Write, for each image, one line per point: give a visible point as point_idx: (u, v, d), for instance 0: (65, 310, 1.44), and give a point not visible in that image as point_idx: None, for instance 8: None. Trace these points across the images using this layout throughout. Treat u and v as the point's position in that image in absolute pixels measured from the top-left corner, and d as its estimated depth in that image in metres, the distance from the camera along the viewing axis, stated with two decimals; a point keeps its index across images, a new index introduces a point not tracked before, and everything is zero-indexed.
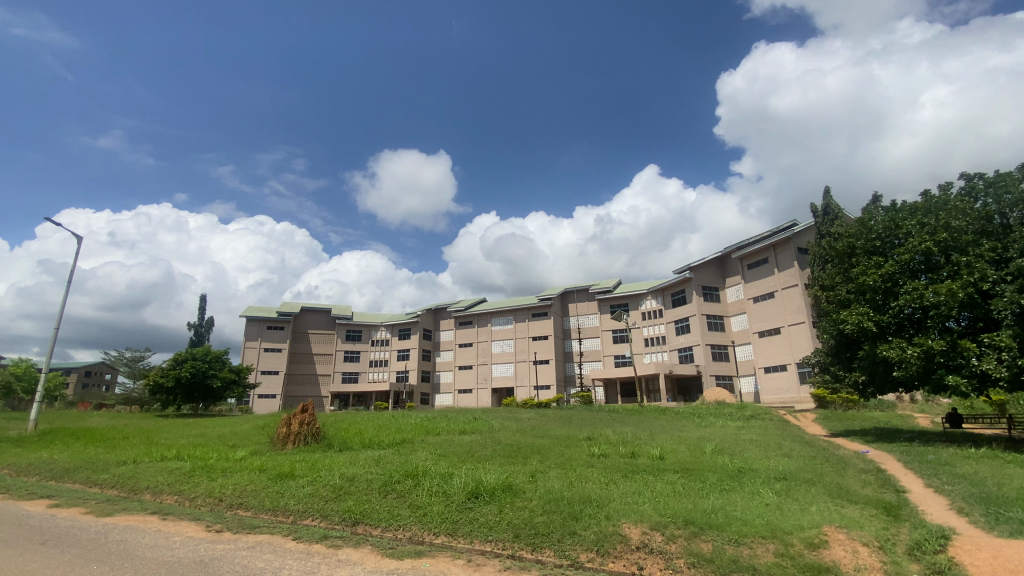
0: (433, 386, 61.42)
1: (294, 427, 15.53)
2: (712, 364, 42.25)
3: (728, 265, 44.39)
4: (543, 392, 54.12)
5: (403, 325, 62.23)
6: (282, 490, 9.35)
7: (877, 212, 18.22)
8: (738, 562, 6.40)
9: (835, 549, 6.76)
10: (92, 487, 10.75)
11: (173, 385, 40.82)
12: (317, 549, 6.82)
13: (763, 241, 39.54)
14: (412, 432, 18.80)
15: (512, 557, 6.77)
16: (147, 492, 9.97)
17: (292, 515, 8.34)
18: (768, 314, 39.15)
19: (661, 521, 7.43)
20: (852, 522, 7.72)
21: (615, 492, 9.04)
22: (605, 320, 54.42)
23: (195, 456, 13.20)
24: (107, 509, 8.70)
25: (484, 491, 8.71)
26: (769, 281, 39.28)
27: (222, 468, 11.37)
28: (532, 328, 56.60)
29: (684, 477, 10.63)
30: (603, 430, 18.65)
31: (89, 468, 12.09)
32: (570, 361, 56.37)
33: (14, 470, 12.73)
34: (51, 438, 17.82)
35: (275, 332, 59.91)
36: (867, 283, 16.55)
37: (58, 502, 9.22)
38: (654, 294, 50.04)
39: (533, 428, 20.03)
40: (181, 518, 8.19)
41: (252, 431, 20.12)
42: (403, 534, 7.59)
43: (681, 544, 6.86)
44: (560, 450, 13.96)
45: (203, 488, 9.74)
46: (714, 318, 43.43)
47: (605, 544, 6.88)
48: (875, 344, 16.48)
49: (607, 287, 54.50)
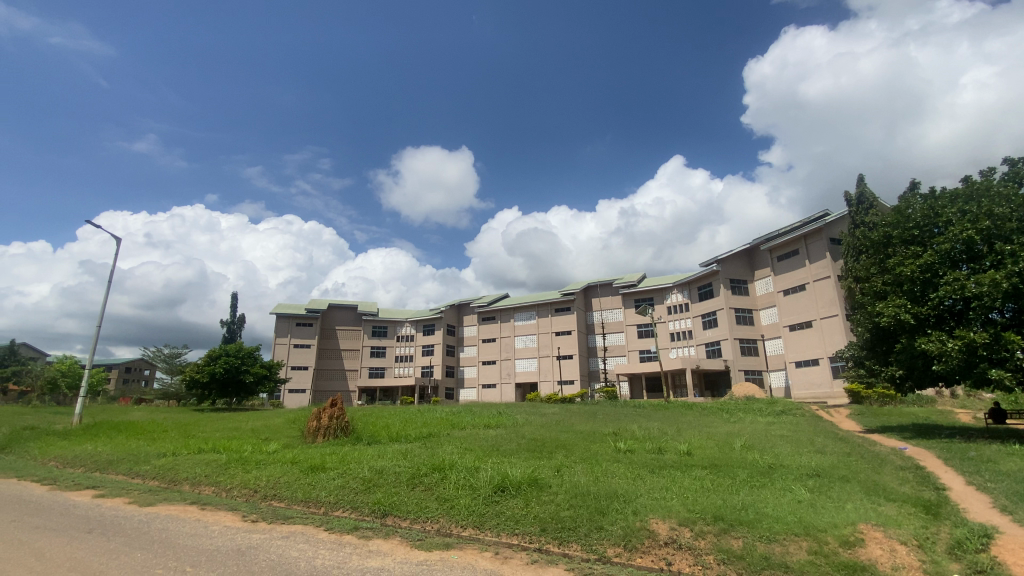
0: (457, 381, 62.01)
1: (324, 421, 15.90)
2: (740, 359, 41.46)
3: (756, 257, 43.39)
4: (567, 387, 54.00)
5: (427, 321, 62.94)
6: (314, 482, 9.57)
7: (914, 200, 17.47)
8: (770, 559, 6.28)
9: (872, 548, 6.58)
10: (134, 478, 11.21)
11: (207, 381, 42.22)
12: (348, 539, 6.97)
13: (793, 232, 38.51)
14: (438, 426, 18.91)
15: (539, 550, 6.80)
16: (185, 483, 10.36)
17: (324, 506, 8.55)
18: (800, 306, 38.10)
19: (689, 517, 7.33)
20: (889, 520, 7.47)
21: (643, 487, 8.98)
22: (630, 314, 53.84)
23: (229, 448, 13.64)
24: (149, 499, 9.07)
25: (509, 485, 8.75)
26: (800, 273, 38.20)
27: (256, 460, 11.70)
28: (555, 323, 56.48)
29: (714, 473, 10.46)
30: (629, 426, 18.51)
31: (131, 459, 12.63)
32: (594, 356, 56.05)
33: (61, 462, 13.34)
34: (96, 431, 18.69)
35: (304, 329, 61.31)
36: (904, 273, 15.90)
37: (102, 492, 9.68)
38: (679, 287, 49.39)
39: (557, 424, 20.03)
40: (219, 508, 8.49)
41: (284, 424, 20.69)
42: (431, 526, 7.69)
43: (711, 541, 6.76)
44: (585, 445, 13.87)
45: (239, 480, 10.06)
46: (742, 312, 42.58)
47: (632, 539, 6.84)
48: (914, 337, 15.84)
49: (631, 282, 54.04)
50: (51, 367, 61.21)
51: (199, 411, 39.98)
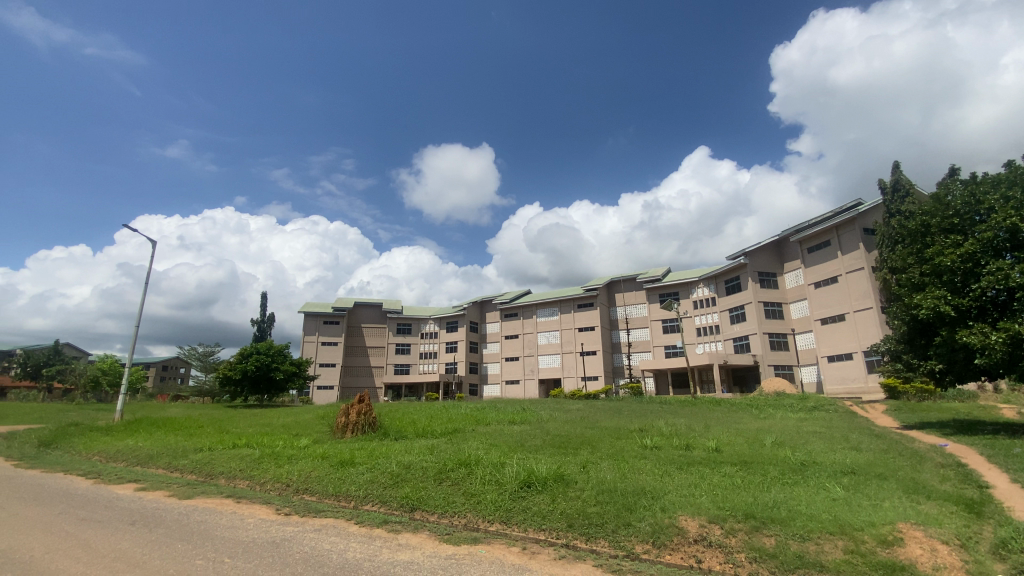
0: (481, 377, 62.39)
1: (352, 417, 16.18)
2: (770, 354, 40.58)
3: (786, 249, 42.28)
4: (591, 383, 53.72)
5: (451, 318, 63.47)
6: (344, 476, 9.78)
7: (954, 187, 16.73)
8: (804, 558, 6.11)
9: (911, 547, 6.35)
10: (174, 472, 11.65)
11: (240, 378, 43.53)
12: (378, 533, 7.08)
13: (824, 222, 37.37)
14: (463, 422, 19.04)
15: (566, 546, 6.79)
16: (222, 477, 10.70)
17: (354, 500, 8.72)
18: (832, 299, 37.00)
19: (719, 514, 7.21)
20: (929, 519, 7.21)
21: (671, 484, 8.85)
22: (654, 309, 53.16)
23: (262, 444, 14.02)
24: (188, 492, 9.41)
25: (536, 481, 8.75)
26: (832, 265, 37.03)
27: (288, 455, 11.99)
28: (578, 318, 56.21)
29: (744, 470, 10.26)
30: (656, 422, 18.29)
31: (169, 454, 13.10)
32: (619, 352, 55.57)
33: (105, 456, 13.95)
34: (136, 427, 19.43)
35: (331, 327, 62.53)
36: (944, 263, 15.27)
37: (144, 485, 10.08)
38: (706, 281, 48.57)
39: (582, 420, 19.92)
40: (254, 501, 8.74)
41: (313, 420, 21.15)
42: (459, 520, 7.77)
43: (742, 538, 6.64)
44: (610, 441, 13.77)
45: (272, 474, 10.34)
46: (771, 306, 41.64)
47: (661, 536, 6.77)
48: (955, 330, 15.20)
49: (655, 276, 53.39)
50: (93, 365, 63.98)
51: (233, 407, 40.65)
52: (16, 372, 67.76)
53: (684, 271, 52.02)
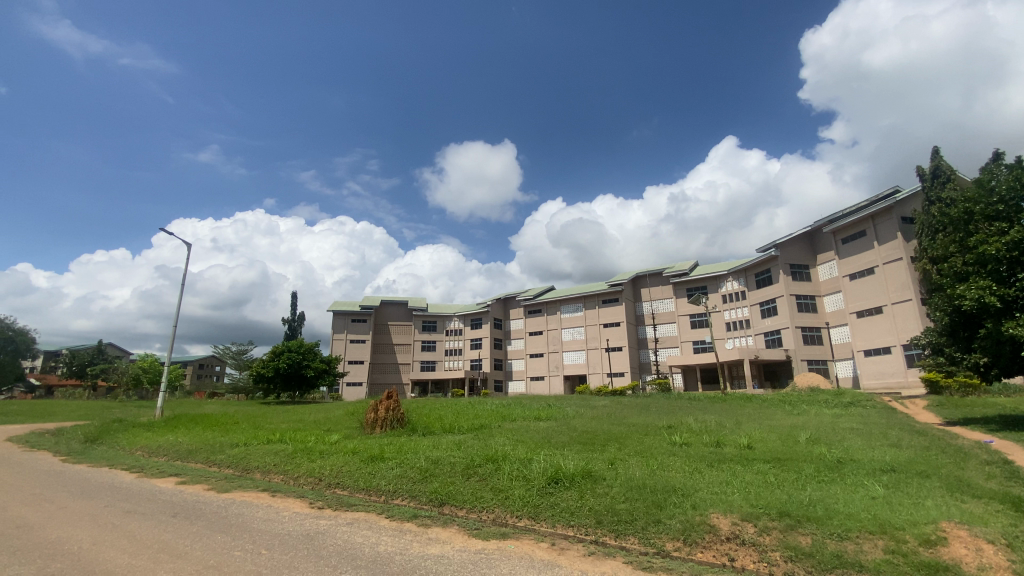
0: (506, 374, 62.61)
1: (381, 412, 16.43)
2: (802, 349, 39.58)
3: (819, 240, 41.01)
4: (617, 379, 53.25)
5: (476, 315, 63.83)
6: (374, 471, 9.95)
7: (999, 171, 15.89)
8: (842, 557, 5.93)
9: (955, 547, 6.10)
10: (212, 466, 12.04)
11: (272, 375, 44.69)
12: (409, 527, 7.18)
13: (859, 211, 36.06)
14: (488, 418, 19.15)
15: (595, 542, 6.74)
16: (257, 471, 11.01)
17: (384, 494, 8.87)
18: (868, 291, 35.73)
19: (753, 512, 7.06)
20: (974, 517, 6.91)
21: (702, 482, 8.69)
22: (681, 304, 52.31)
23: (295, 439, 14.38)
24: (226, 486, 9.72)
25: (563, 477, 8.72)
26: (868, 256, 35.71)
27: (320, 450, 12.27)
28: (603, 314, 55.76)
29: (777, 468, 10.01)
30: (685, 418, 18.02)
31: (207, 449, 13.55)
32: (645, 348, 54.94)
33: (147, 451, 14.52)
34: (175, 423, 20.18)
35: (359, 325, 63.64)
36: (988, 252, 14.53)
37: (185, 479, 10.47)
38: (735, 275, 47.56)
39: (609, 416, 19.82)
40: (288, 495, 8.95)
41: (343, 416, 21.58)
42: (487, 516, 7.80)
43: (776, 537, 6.48)
44: (638, 438, 13.63)
45: (305, 469, 10.58)
46: (804, 299, 40.52)
47: (692, 533, 6.66)
48: (1001, 322, 14.50)
49: (682, 270, 52.58)
50: (134, 363, 66.78)
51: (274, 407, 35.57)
52: (64, 371, 71.25)
53: (711, 264, 51.04)
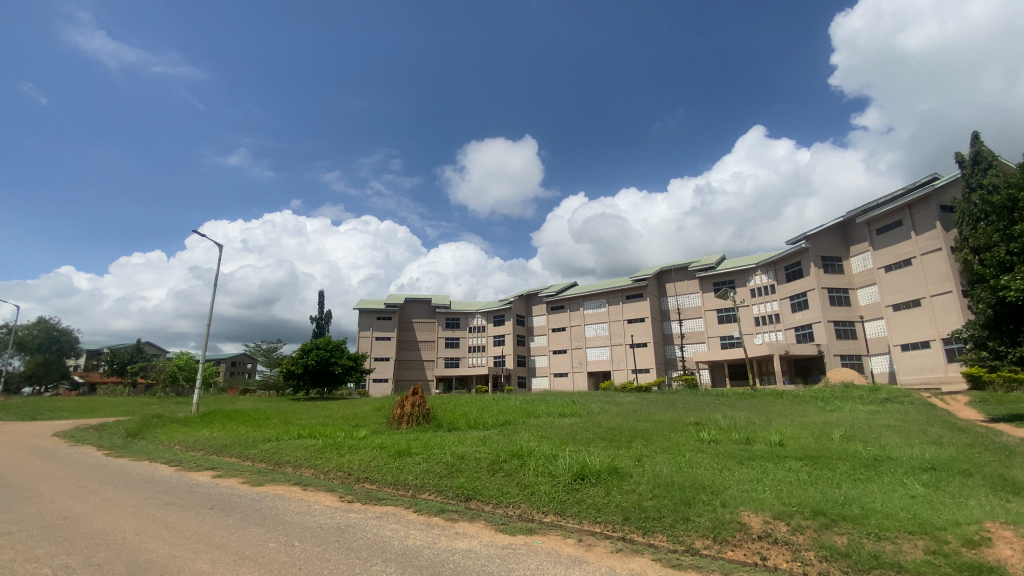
0: (529, 370, 62.71)
1: (407, 408, 16.65)
2: (835, 343, 38.51)
3: (852, 232, 39.67)
4: (643, 375, 52.70)
5: (498, 312, 64.04)
6: (402, 466, 10.07)
7: None
8: (879, 558, 5.73)
9: (1001, 548, 5.82)
10: (246, 460, 12.39)
11: (301, 372, 45.75)
12: (436, 521, 7.26)
13: (895, 200, 34.74)
14: (513, 414, 19.21)
15: (622, 539, 6.69)
16: (289, 466, 11.28)
17: (412, 489, 8.98)
18: (904, 284, 34.45)
19: (785, 510, 6.90)
20: (1021, 518, 6.58)
21: (731, 479, 8.55)
22: (707, 299, 51.43)
23: (324, 434, 14.69)
24: (259, 479, 10.00)
25: (589, 473, 8.68)
26: (905, 246, 34.37)
27: (349, 445, 12.48)
28: (627, 310, 55.17)
29: (810, 465, 9.77)
30: (714, 415, 17.71)
31: (240, 444, 13.96)
32: (671, 344, 54.19)
33: (185, 446, 15.04)
34: (210, 419, 20.88)
35: (384, 322, 64.56)
36: None
37: (220, 473, 10.81)
38: (763, 268, 46.53)
39: (634, 412, 19.66)
40: (319, 489, 9.17)
41: (370, 412, 21.92)
42: (513, 511, 7.83)
43: (811, 536, 6.32)
44: (665, 435, 13.45)
45: (335, 463, 10.80)
46: (837, 292, 39.33)
47: (722, 531, 6.55)
48: None
49: (708, 264, 51.69)
50: (171, 361, 69.27)
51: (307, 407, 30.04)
52: (106, 369, 74.39)
53: (739, 258, 50.03)
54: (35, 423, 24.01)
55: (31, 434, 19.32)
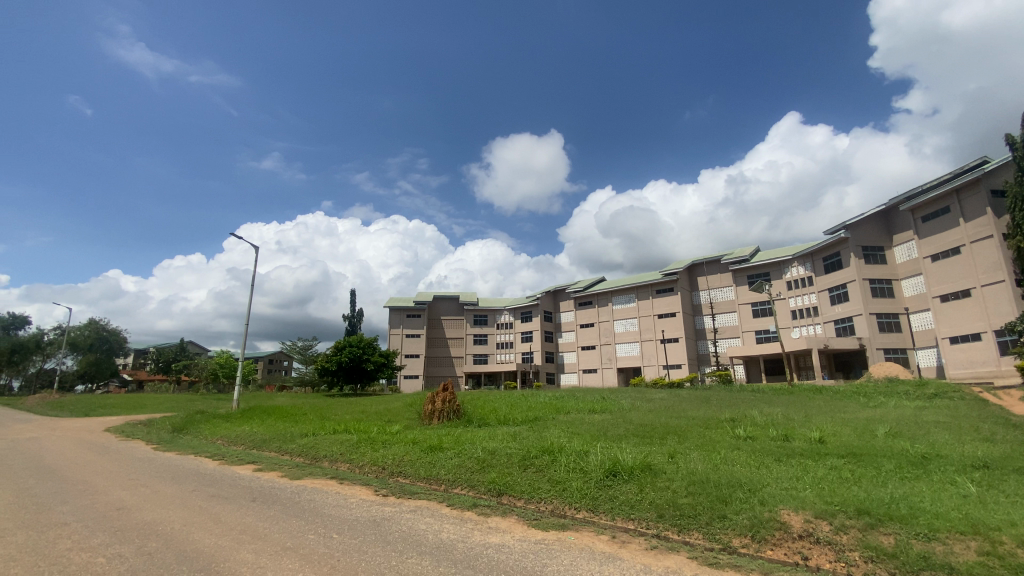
0: (558, 366, 62.59)
1: (438, 404, 16.84)
2: (877, 337, 37.06)
3: (895, 219, 37.95)
4: (674, 371, 51.88)
5: (526, 308, 64.13)
6: (434, 461, 10.20)
7: None
8: (929, 559, 5.48)
9: None
10: (285, 455, 12.79)
11: (336, 369, 46.86)
12: (469, 515, 7.33)
13: (941, 186, 33.04)
14: (543, 410, 19.21)
15: (657, 536, 6.61)
16: (326, 460, 11.60)
17: (444, 483, 9.09)
18: (952, 274, 32.81)
19: (827, 509, 6.66)
20: None
21: (769, 476, 8.32)
22: (741, 292, 50.18)
23: (358, 429, 15.03)
24: (298, 473, 10.30)
25: (622, 470, 8.60)
26: (952, 234, 32.70)
27: (382, 440, 12.74)
28: (657, 305, 54.33)
29: (852, 463, 9.41)
30: (749, 411, 17.24)
31: (280, 439, 14.44)
32: (703, 339, 53.11)
33: (226, 441, 15.65)
34: (250, 415, 21.52)
35: (414, 320, 65.45)
36: None
37: (260, 467, 11.20)
38: (800, 260, 45.07)
39: (666, 408, 19.35)
40: (354, 482, 9.40)
41: (402, 408, 22.25)
42: (545, 507, 7.83)
43: (855, 536, 6.10)
44: (699, 431, 13.20)
45: (368, 457, 11.04)
46: (879, 283, 37.78)
47: (761, 530, 6.37)
48: None
49: (741, 257, 50.38)
50: (211, 359, 71.88)
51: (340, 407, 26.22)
52: (153, 367, 78.04)
53: (774, 249, 48.61)
54: (88, 419, 25.32)
55: (86, 429, 20.42)
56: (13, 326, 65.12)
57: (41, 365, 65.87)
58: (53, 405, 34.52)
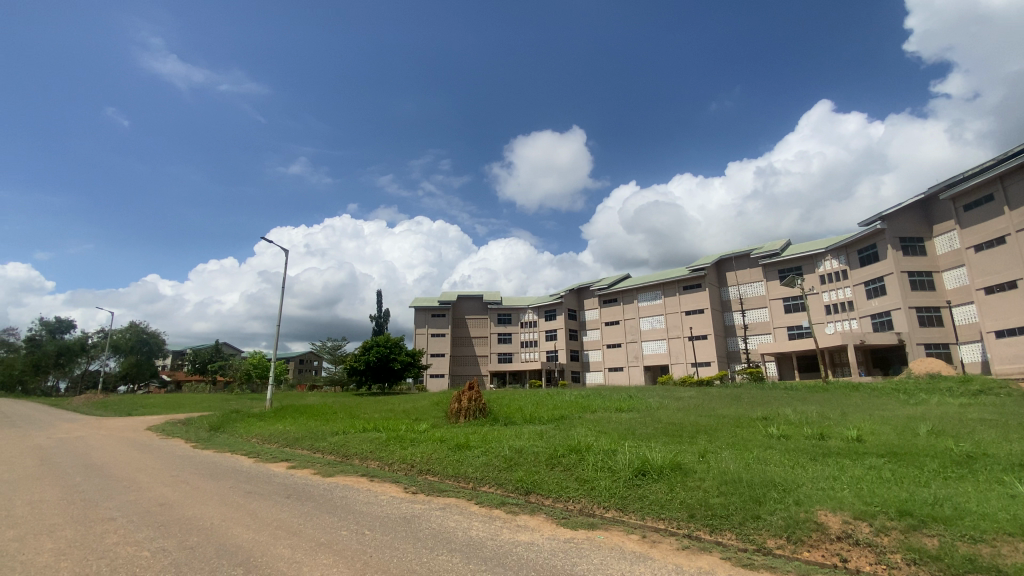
0: (583, 364, 62.23)
1: (464, 403, 16.93)
2: (917, 331, 35.63)
3: (935, 209, 36.43)
4: (702, 368, 50.95)
5: (550, 307, 63.97)
6: (462, 459, 10.28)
7: None
8: (976, 561, 5.24)
9: None
10: (317, 453, 13.07)
11: (364, 368, 47.69)
12: (498, 514, 7.36)
13: (984, 172, 31.48)
14: (569, 409, 19.09)
15: (688, 536, 6.50)
16: (356, 458, 11.80)
17: (472, 481, 9.15)
18: (997, 264, 31.28)
19: (867, 510, 6.44)
20: None
21: (804, 476, 8.11)
22: (772, 287, 48.95)
23: (387, 428, 15.24)
24: (330, 471, 10.52)
25: (651, 469, 8.50)
26: (996, 223, 31.18)
27: (411, 439, 12.91)
28: (684, 301, 53.49)
29: (893, 463, 9.05)
30: (782, 409, 16.73)
31: (312, 437, 14.80)
32: (733, 336, 52.00)
33: (261, 439, 16.08)
34: (282, 414, 22.00)
35: (439, 319, 65.98)
36: None
37: (294, 465, 11.42)
38: (834, 253, 43.75)
39: (695, 407, 18.99)
40: (384, 480, 9.56)
41: (428, 406, 22.41)
42: (573, 506, 7.81)
43: (896, 538, 5.88)
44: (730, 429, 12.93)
45: (398, 455, 11.21)
46: (919, 276, 36.33)
47: (797, 531, 6.22)
48: None
49: (772, 251, 49.16)
50: (245, 360, 74.01)
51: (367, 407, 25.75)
52: (190, 368, 80.77)
53: (806, 243, 47.27)
54: (130, 419, 26.37)
55: (129, 429, 21.29)
56: (59, 330, 68.35)
57: (86, 367, 69.10)
58: (99, 405, 36.13)
